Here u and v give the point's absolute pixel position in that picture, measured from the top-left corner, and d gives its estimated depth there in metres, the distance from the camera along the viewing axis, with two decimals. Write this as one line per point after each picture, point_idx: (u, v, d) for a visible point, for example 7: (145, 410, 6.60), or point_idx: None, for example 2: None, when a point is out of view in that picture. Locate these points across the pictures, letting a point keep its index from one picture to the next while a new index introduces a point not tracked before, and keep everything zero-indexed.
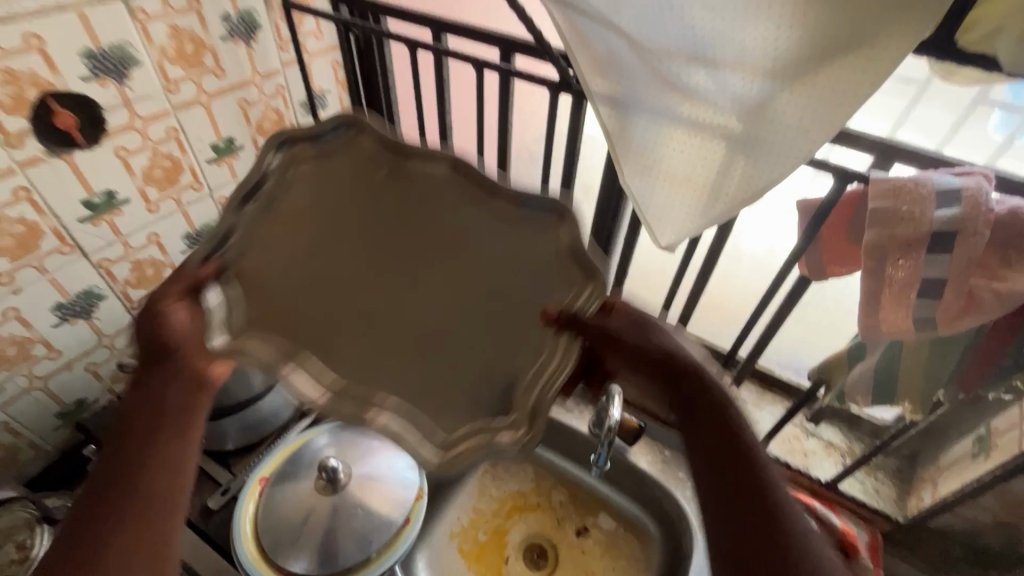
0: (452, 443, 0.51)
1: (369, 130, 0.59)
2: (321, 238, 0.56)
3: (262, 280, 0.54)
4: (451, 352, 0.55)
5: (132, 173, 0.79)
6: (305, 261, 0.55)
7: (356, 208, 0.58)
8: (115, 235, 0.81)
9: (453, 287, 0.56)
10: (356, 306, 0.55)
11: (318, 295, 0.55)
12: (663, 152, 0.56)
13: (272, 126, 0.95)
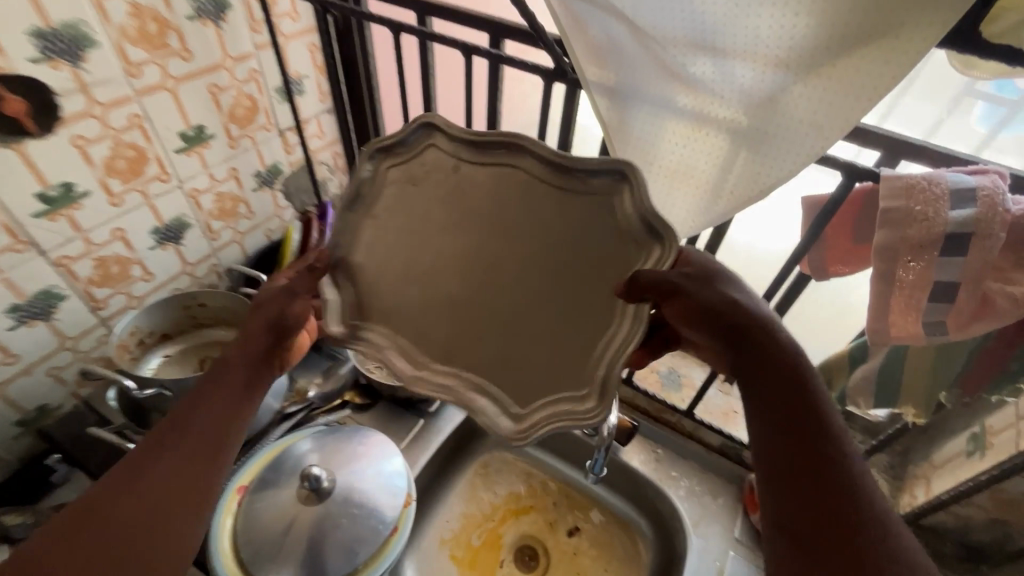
0: (527, 415, 0.52)
1: (440, 121, 0.58)
2: (409, 230, 0.58)
3: (365, 271, 0.58)
4: (524, 338, 0.55)
5: (92, 164, 0.73)
6: (398, 252, 0.58)
7: (435, 198, 0.58)
8: (75, 231, 0.75)
9: (520, 275, 0.56)
10: (443, 293, 0.57)
11: (409, 283, 0.58)
12: (665, 146, 0.53)
13: (246, 113, 0.90)
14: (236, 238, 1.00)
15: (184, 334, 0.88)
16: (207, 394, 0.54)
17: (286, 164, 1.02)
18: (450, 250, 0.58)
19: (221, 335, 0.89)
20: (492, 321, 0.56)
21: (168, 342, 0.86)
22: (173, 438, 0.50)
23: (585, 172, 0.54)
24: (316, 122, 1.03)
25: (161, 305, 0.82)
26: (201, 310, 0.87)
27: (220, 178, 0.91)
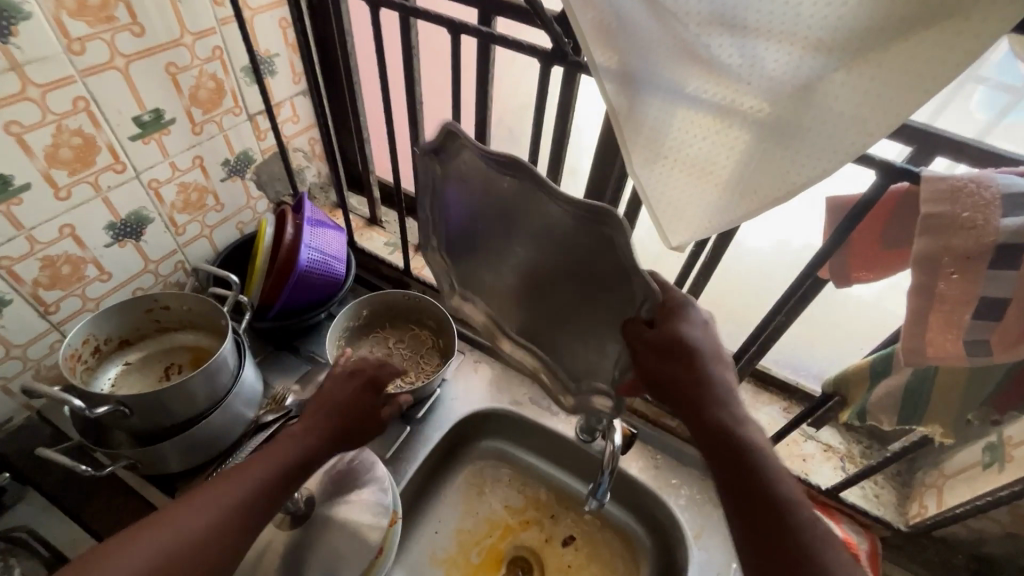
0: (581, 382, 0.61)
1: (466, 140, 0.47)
2: (474, 231, 0.55)
3: (458, 250, 0.59)
4: (578, 337, 0.56)
5: (32, 153, 0.65)
6: (470, 242, 0.57)
7: (484, 208, 0.52)
8: (16, 229, 0.67)
9: (556, 293, 0.53)
10: (510, 285, 0.57)
11: (485, 269, 0.59)
12: (682, 138, 0.47)
13: (210, 96, 0.81)
14: (204, 232, 0.92)
15: (146, 339, 0.81)
16: (280, 448, 0.59)
17: (258, 152, 0.94)
18: (509, 256, 0.54)
19: (187, 339, 0.82)
20: (559, 319, 0.56)
21: (129, 349, 0.79)
22: (235, 479, 0.55)
23: (574, 219, 0.45)
24: (290, 105, 0.95)
25: (118, 309, 0.75)
26: (165, 313, 0.79)
27: (183, 168, 0.83)
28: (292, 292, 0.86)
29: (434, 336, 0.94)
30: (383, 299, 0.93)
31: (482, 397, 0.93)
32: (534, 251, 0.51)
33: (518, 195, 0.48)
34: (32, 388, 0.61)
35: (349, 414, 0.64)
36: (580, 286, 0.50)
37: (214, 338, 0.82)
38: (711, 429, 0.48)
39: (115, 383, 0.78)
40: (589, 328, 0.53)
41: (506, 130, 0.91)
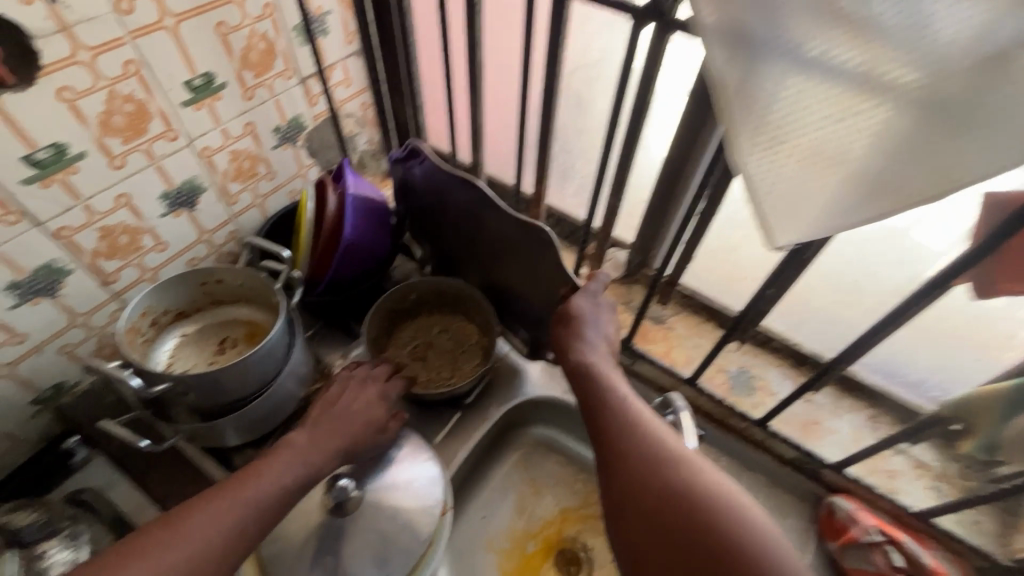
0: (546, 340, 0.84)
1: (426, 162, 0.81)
2: (452, 218, 0.84)
3: (445, 228, 0.87)
4: (531, 305, 0.82)
5: (85, 121, 0.63)
6: (452, 226, 0.85)
7: (453, 204, 0.82)
8: (74, 199, 0.66)
9: (515, 266, 0.80)
10: (487, 257, 0.83)
11: (470, 244, 0.85)
12: (808, 119, 0.39)
13: (261, 58, 0.77)
14: (256, 201, 0.89)
15: (202, 311, 0.80)
16: (279, 462, 0.58)
17: (310, 118, 0.90)
18: (477, 235, 0.82)
19: (241, 313, 0.81)
20: (517, 285, 0.82)
21: (185, 321, 0.79)
22: (220, 501, 0.53)
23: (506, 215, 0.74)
24: (343, 67, 0.89)
25: (172, 282, 0.74)
26: (219, 287, 0.78)
27: (236, 134, 0.80)
28: (339, 263, 0.82)
29: (480, 333, 0.90)
30: (431, 285, 0.89)
31: (535, 383, 0.89)
32: (491, 234, 0.79)
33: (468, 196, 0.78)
34: (92, 366, 0.62)
35: (357, 430, 0.66)
36: (525, 264, 0.78)
37: (266, 312, 0.80)
38: (576, 368, 0.64)
39: (173, 354, 0.78)
40: (536, 291, 0.79)
41: (575, 98, 0.82)
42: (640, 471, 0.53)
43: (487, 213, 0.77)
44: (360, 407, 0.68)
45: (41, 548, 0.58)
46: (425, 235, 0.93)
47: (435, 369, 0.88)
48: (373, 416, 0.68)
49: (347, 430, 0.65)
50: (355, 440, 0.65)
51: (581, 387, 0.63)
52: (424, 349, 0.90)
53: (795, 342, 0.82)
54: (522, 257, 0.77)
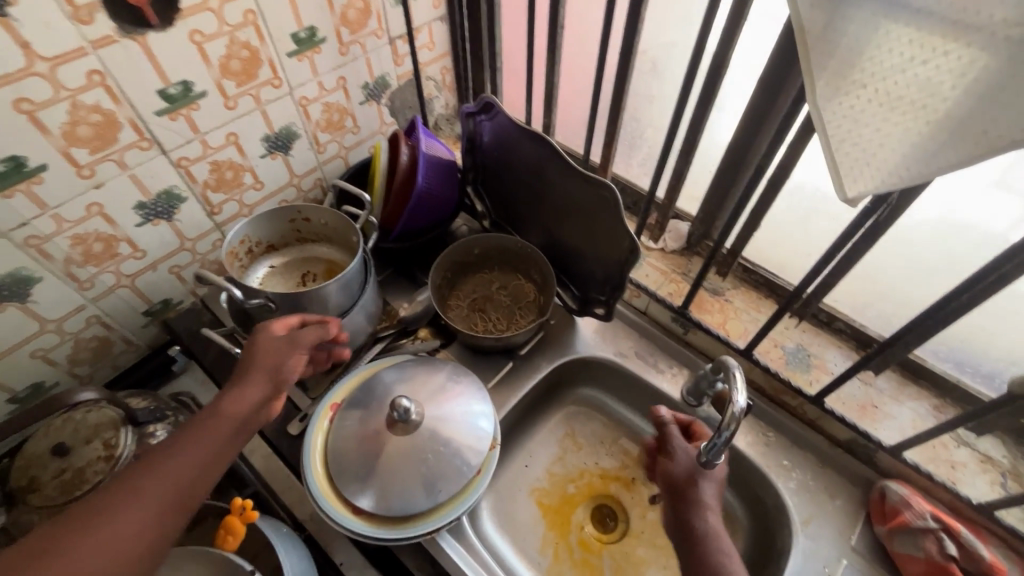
0: (598, 296, 0.87)
1: (498, 120, 0.87)
2: (518, 174, 0.89)
3: (512, 187, 0.92)
4: (589, 260, 0.85)
5: (208, 62, 0.71)
6: (518, 183, 0.90)
7: (520, 160, 0.87)
8: (194, 133, 0.74)
9: (575, 220, 0.83)
10: (550, 211, 0.87)
11: (533, 200, 0.89)
12: (892, 62, 0.40)
13: (358, 17, 0.83)
14: (340, 153, 0.97)
15: (289, 247, 0.89)
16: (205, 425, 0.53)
17: (394, 77, 0.96)
18: (542, 190, 0.86)
19: (323, 251, 0.89)
20: (575, 240, 0.85)
21: (274, 253, 0.88)
22: (107, 521, 0.44)
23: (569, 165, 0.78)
24: (428, 31, 0.94)
25: (268, 215, 0.82)
26: (306, 225, 0.86)
27: (329, 88, 0.87)
28: (412, 213, 0.88)
29: (538, 291, 0.93)
30: (494, 241, 0.93)
31: (586, 343, 0.91)
32: (553, 186, 0.83)
33: (534, 149, 0.82)
34: (201, 277, 0.71)
35: (271, 375, 0.59)
36: (584, 218, 0.81)
37: (344, 252, 0.88)
38: (686, 522, 0.62)
39: (262, 282, 0.87)
40: (592, 246, 0.83)
41: (648, 65, 0.81)
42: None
43: (554, 169, 0.81)
44: (264, 347, 0.60)
45: (151, 428, 0.68)
46: (488, 191, 0.98)
47: (492, 321, 0.92)
48: (284, 354, 0.61)
49: (262, 382, 0.58)
50: (276, 384, 0.59)
51: (689, 555, 0.59)
52: (483, 301, 0.94)
53: (859, 323, 0.80)
54: (584, 210, 0.80)
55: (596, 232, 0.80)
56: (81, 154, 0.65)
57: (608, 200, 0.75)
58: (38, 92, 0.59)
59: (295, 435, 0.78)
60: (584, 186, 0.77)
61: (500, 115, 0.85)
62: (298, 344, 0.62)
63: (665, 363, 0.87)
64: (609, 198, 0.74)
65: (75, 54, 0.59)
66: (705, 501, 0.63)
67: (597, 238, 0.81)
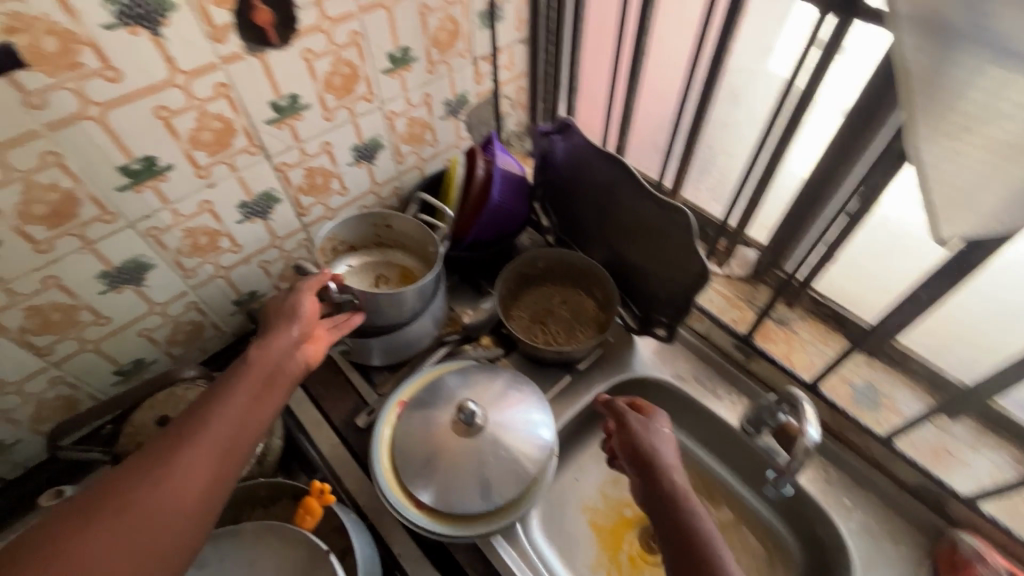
0: (661, 317, 0.88)
1: (573, 141, 0.90)
2: (588, 193, 0.91)
3: (580, 204, 0.95)
4: (654, 281, 0.86)
5: (315, 78, 0.77)
6: (587, 201, 0.92)
7: (592, 179, 0.89)
8: (295, 141, 0.81)
9: (643, 241, 0.85)
10: (618, 231, 0.89)
11: (601, 219, 0.92)
12: (1001, 109, 0.40)
13: (447, 38, 0.88)
14: (418, 164, 1.03)
15: (368, 251, 0.95)
16: (241, 371, 0.60)
17: (473, 95, 1.01)
18: (611, 210, 0.88)
19: (398, 259, 0.94)
20: (640, 260, 0.87)
21: (354, 254, 0.94)
22: (175, 456, 0.51)
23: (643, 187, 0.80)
24: (508, 52, 0.99)
25: (355, 218, 0.89)
26: (387, 231, 0.92)
27: (415, 103, 0.93)
28: (484, 225, 0.92)
29: (599, 308, 0.95)
30: (560, 256, 0.96)
31: (644, 362, 0.92)
32: (624, 206, 0.85)
33: (607, 170, 0.85)
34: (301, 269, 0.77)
35: (288, 323, 0.67)
36: (652, 240, 0.83)
37: (419, 260, 0.94)
38: (654, 482, 0.65)
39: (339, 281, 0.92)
40: (659, 267, 0.84)
41: (728, 93, 0.81)
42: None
43: (626, 190, 0.83)
44: (274, 308, 0.70)
45: None
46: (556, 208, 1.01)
47: (552, 334, 0.95)
48: (294, 306, 0.69)
49: (283, 331, 0.66)
50: (298, 330, 0.67)
51: (662, 514, 0.62)
52: (544, 314, 0.97)
53: (935, 366, 0.77)
54: (653, 232, 0.82)
55: (665, 255, 0.82)
56: (201, 157, 0.73)
57: (683, 223, 0.76)
58: (175, 101, 0.66)
59: (363, 427, 0.82)
60: (657, 208, 0.79)
61: (577, 136, 0.88)
62: (301, 294, 0.70)
63: (724, 389, 0.87)
64: (685, 222, 0.75)
65: (208, 69, 0.66)
66: (663, 458, 0.67)
67: (665, 260, 0.82)
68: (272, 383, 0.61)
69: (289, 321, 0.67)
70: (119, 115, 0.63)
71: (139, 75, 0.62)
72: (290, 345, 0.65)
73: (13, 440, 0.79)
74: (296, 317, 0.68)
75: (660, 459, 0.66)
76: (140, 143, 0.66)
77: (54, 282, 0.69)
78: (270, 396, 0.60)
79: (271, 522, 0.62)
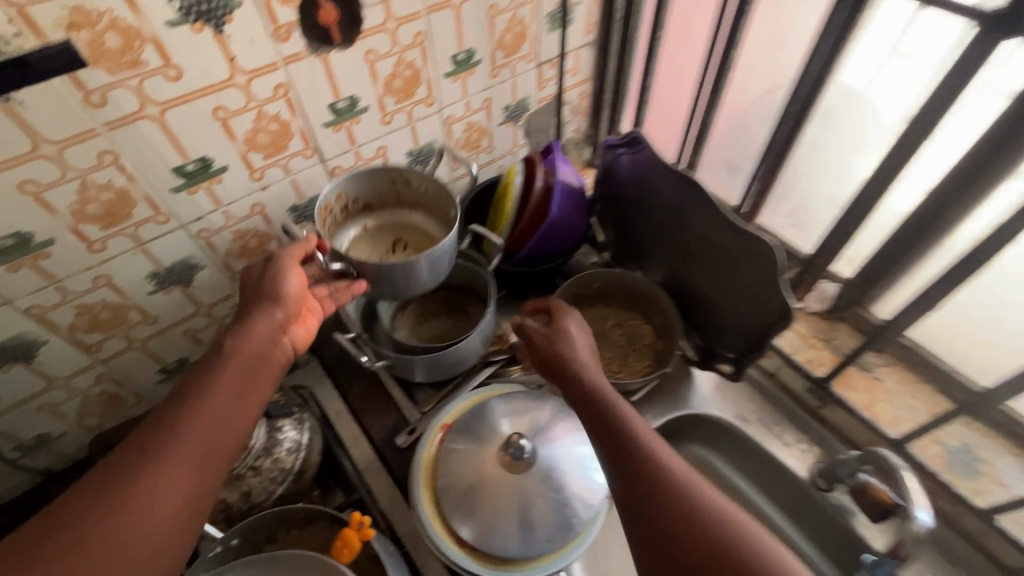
0: (726, 353, 0.81)
1: (640, 157, 0.83)
2: (651, 213, 0.84)
3: (641, 224, 0.88)
4: (722, 313, 0.79)
5: (375, 80, 0.73)
6: (649, 221, 0.86)
7: (657, 198, 0.82)
8: (350, 144, 0.78)
9: (712, 270, 0.78)
10: (684, 256, 0.82)
11: (665, 241, 0.85)
12: None
13: (513, 41, 0.83)
14: (472, 170, 0.98)
15: (385, 208, 0.84)
16: (221, 361, 0.54)
17: (535, 101, 0.95)
18: (676, 233, 0.82)
19: (419, 221, 0.84)
20: (707, 288, 0.80)
21: (369, 214, 0.84)
22: (158, 459, 0.46)
23: (720, 215, 0.73)
24: (575, 57, 0.93)
25: (370, 174, 0.77)
26: (407, 188, 0.81)
27: (474, 108, 0.88)
28: (538, 239, 0.87)
29: (656, 336, 0.89)
30: (618, 278, 0.90)
31: (704, 399, 0.85)
32: (692, 232, 0.78)
33: (677, 191, 0.78)
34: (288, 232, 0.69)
35: (271, 304, 0.60)
36: (724, 270, 0.76)
37: (440, 225, 0.83)
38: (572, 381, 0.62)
39: (352, 243, 0.83)
40: (729, 299, 0.77)
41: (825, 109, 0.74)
42: (681, 525, 0.48)
43: (698, 214, 0.76)
44: (253, 286, 0.62)
45: (280, 422, 0.71)
46: (616, 226, 0.94)
47: (604, 360, 0.88)
48: (276, 285, 0.61)
49: (266, 315, 0.59)
50: (283, 312, 0.60)
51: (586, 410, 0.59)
52: (596, 337, 0.91)
53: None
54: (726, 263, 0.75)
55: (738, 287, 0.74)
56: (256, 159, 0.70)
57: (767, 255, 0.68)
58: (234, 101, 0.63)
59: (402, 449, 0.78)
60: (735, 239, 0.72)
61: (647, 151, 0.82)
62: (285, 262, 0.63)
63: (794, 437, 0.79)
64: (770, 256, 0.68)
65: (269, 68, 0.63)
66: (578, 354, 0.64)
67: (738, 293, 0.75)
68: (257, 371, 0.56)
69: (271, 300, 0.61)
70: (176, 115, 0.60)
71: (199, 74, 0.59)
72: (273, 332, 0.59)
73: (59, 433, 0.78)
74: (276, 296, 0.61)
75: (574, 356, 0.64)
76: (196, 144, 0.64)
77: (105, 281, 0.67)
78: (256, 388, 0.55)
79: (313, 553, 0.58)
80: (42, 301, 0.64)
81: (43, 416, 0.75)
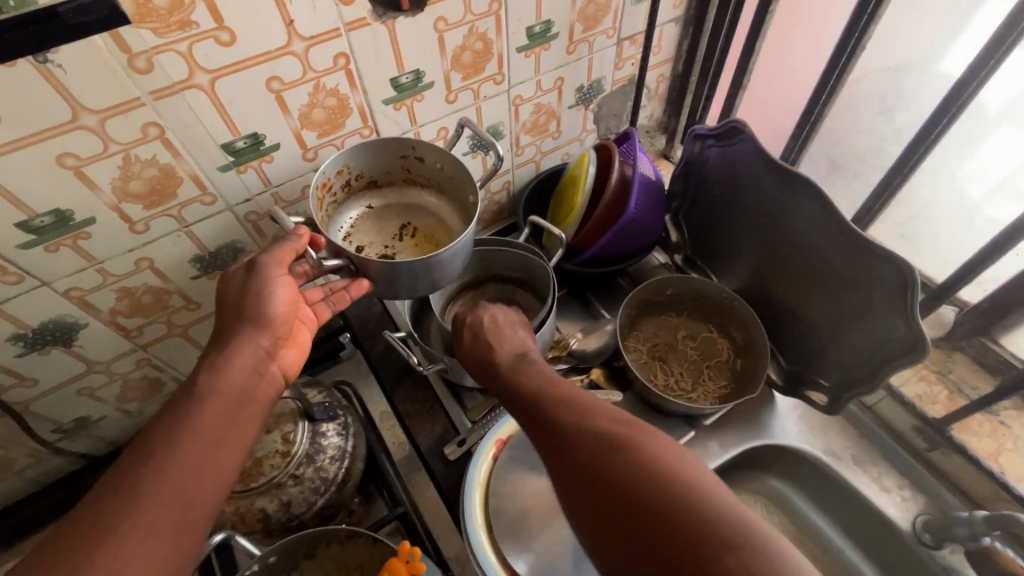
0: (821, 380, 0.71)
1: (733, 149, 0.72)
2: (740, 213, 0.74)
3: (726, 226, 0.78)
4: (822, 335, 0.69)
5: (443, 52, 0.65)
6: (737, 223, 0.75)
7: (750, 198, 0.72)
8: (410, 124, 0.70)
9: (815, 285, 0.67)
10: (778, 266, 0.72)
11: (754, 247, 0.74)
12: None
13: (596, 13, 0.73)
14: (536, 157, 0.90)
15: (392, 186, 0.74)
16: (194, 406, 0.46)
17: (610, 82, 0.85)
18: (770, 239, 0.71)
19: (430, 203, 0.75)
20: (803, 305, 0.70)
21: (373, 192, 0.74)
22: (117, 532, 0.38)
23: (838, 226, 0.62)
24: (661, 33, 0.82)
25: (376, 147, 0.67)
26: (418, 165, 0.70)
27: (545, 88, 0.79)
28: (607, 238, 0.77)
29: (734, 354, 0.79)
30: (694, 285, 0.80)
31: (788, 427, 0.75)
32: (791, 239, 0.68)
33: (779, 190, 0.67)
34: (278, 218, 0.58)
35: (257, 329, 0.52)
36: (832, 286, 0.65)
37: (455, 211, 0.74)
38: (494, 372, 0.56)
39: (354, 224, 0.74)
40: (834, 321, 0.66)
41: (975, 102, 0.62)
42: (602, 477, 0.41)
43: (803, 220, 0.65)
44: (231, 303, 0.53)
45: (324, 426, 0.66)
46: (691, 223, 0.84)
47: (674, 376, 0.79)
48: (257, 305, 0.52)
49: (249, 341, 0.52)
50: (265, 338, 0.53)
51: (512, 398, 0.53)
52: (665, 350, 0.82)
53: None
54: (836, 279, 0.64)
55: (848, 308, 0.64)
56: (310, 137, 0.63)
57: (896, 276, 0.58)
58: (290, 71, 0.56)
59: (452, 459, 0.72)
60: (857, 255, 0.61)
61: (745, 142, 0.70)
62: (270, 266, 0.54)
63: (895, 481, 0.70)
64: (905, 279, 0.57)
65: (330, 34, 0.56)
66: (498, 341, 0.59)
67: (847, 315, 0.65)
68: (238, 411, 0.48)
69: (253, 323, 0.52)
70: (227, 85, 0.54)
71: (254, 39, 0.52)
72: (258, 362, 0.52)
73: (98, 417, 0.76)
74: (260, 319, 0.53)
75: (491, 344, 0.59)
76: (246, 118, 0.57)
77: (147, 264, 0.63)
78: (236, 432, 0.47)
79: None
80: (82, 283, 0.60)
81: (82, 399, 0.72)
